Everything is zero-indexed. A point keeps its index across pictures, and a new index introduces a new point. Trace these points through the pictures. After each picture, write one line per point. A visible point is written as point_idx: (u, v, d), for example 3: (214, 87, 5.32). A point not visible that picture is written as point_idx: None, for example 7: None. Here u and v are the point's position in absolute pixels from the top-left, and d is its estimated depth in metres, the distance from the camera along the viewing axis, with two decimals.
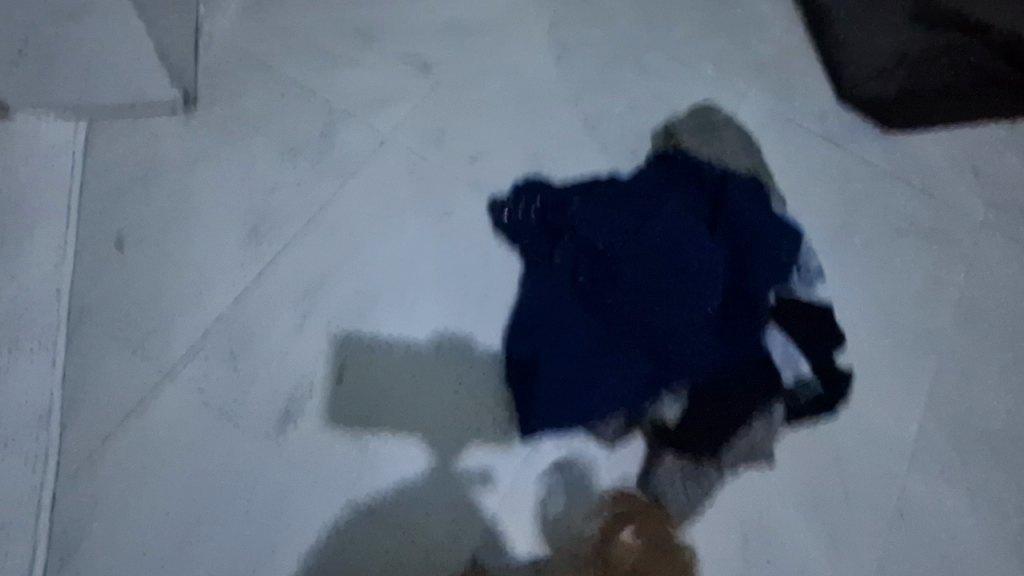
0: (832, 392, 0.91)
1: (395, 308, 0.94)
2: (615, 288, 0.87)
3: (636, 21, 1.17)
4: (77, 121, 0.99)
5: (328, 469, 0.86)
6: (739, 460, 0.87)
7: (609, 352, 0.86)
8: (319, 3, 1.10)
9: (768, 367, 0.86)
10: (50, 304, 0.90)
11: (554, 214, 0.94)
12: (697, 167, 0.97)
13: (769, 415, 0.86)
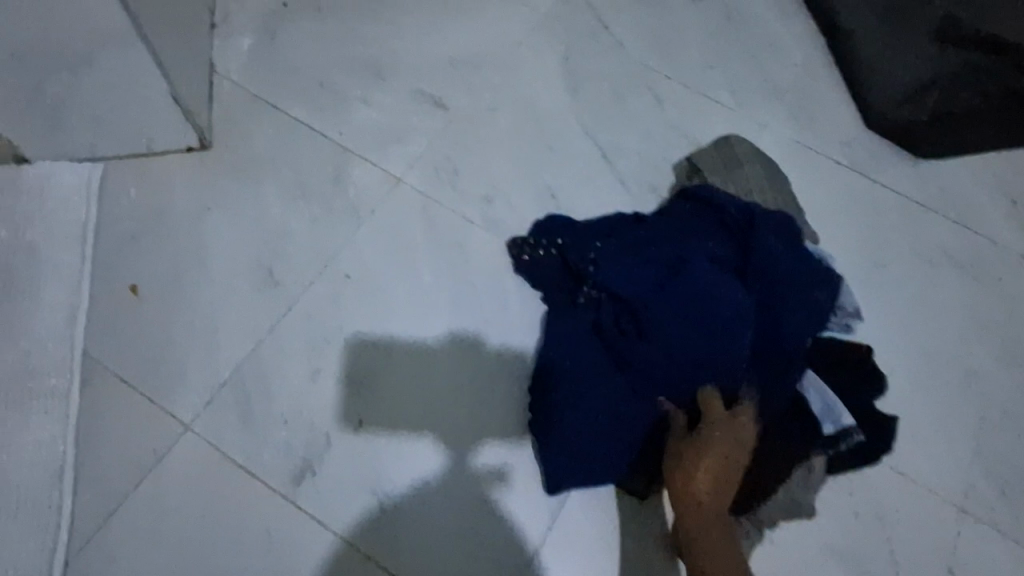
0: (877, 441, 0.86)
1: (407, 309, 0.93)
2: (641, 335, 0.82)
3: (653, 50, 1.14)
4: (90, 168, 0.96)
5: (346, 526, 0.83)
6: (778, 515, 0.83)
7: (631, 407, 0.81)
8: (329, 43, 1.09)
9: (808, 421, 0.81)
10: (63, 360, 0.87)
11: (575, 258, 0.90)
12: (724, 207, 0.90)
13: (809, 470, 0.82)
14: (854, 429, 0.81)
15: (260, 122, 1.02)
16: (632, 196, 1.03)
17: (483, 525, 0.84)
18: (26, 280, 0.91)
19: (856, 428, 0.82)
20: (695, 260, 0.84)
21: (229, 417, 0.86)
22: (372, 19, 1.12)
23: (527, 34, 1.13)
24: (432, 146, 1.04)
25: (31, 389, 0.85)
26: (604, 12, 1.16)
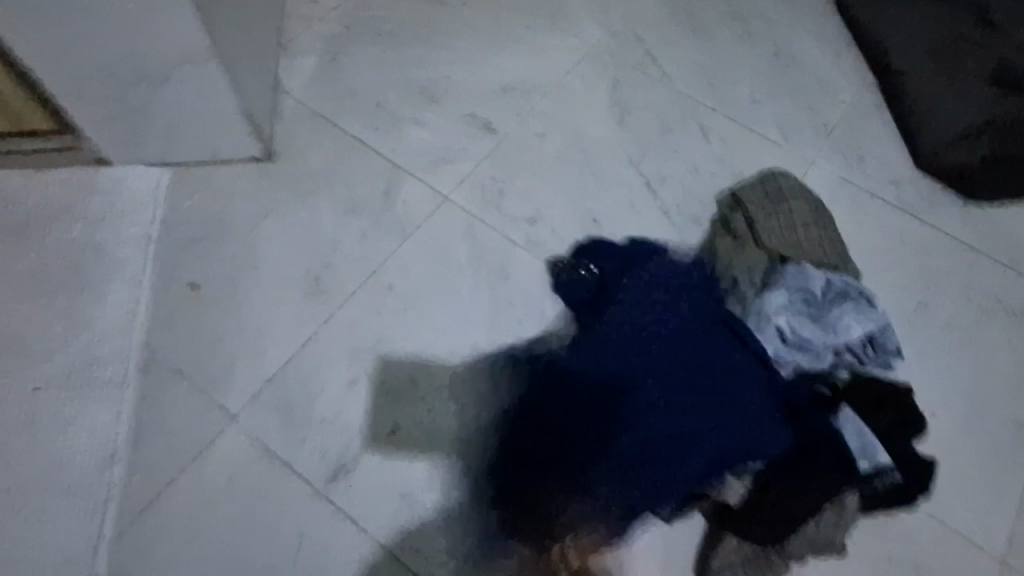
0: (916, 485, 0.83)
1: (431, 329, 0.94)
2: (652, 370, 0.83)
3: (701, 85, 1.16)
4: (161, 174, 1.00)
5: (380, 532, 0.83)
6: (807, 552, 0.81)
7: (637, 441, 0.81)
8: (388, 67, 1.15)
9: (844, 458, 0.79)
10: (122, 351, 0.89)
11: (602, 291, 0.92)
12: (763, 245, 0.92)
13: (841, 505, 0.80)
14: (890, 468, 0.81)
15: (319, 137, 1.07)
16: (674, 226, 1.04)
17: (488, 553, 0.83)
18: (94, 271, 0.93)
19: (893, 467, 0.81)
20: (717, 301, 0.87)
21: (269, 421, 0.86)
22: (428, 46, 1.17)
23: (577, 66, 1.17)
24: (479, 168, 1.07)
25: (89, 380, 0.87)
26: (653, 48, 1.20)
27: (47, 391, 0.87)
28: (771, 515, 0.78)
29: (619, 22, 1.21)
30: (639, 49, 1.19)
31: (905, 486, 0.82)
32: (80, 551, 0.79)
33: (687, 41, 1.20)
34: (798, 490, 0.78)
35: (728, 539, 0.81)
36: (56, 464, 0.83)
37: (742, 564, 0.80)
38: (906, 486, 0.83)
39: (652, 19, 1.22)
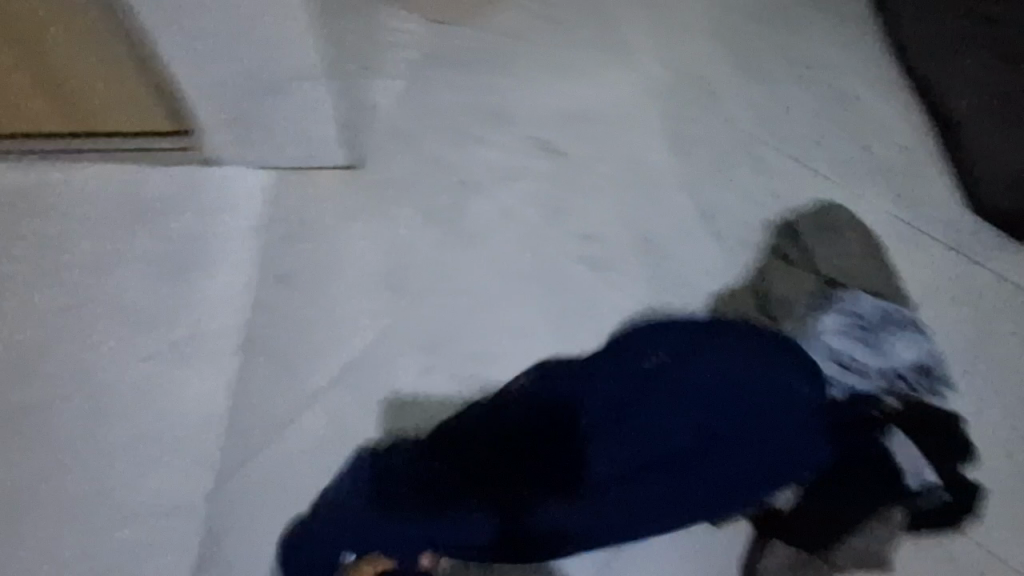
0: (961, 501, 0.88)
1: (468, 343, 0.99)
2: (673, 403, 0.81)
3: (759, 122, 1.22)
4: (261, 173, 1.09)
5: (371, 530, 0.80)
6: (854, 561, 0.84)
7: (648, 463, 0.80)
8: (462, 87, 1.22)
9: (890, 473, 0.84)
10: (226, 330, 0.98)
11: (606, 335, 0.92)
12: (809, 276, 0.98)
13: (889, 519, 0.84)
14: (936, 486, 0.85)
15: (397, 150, 1.14)
16: (728, 252, 1.09)
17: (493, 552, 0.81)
18: (201, 258, 1.03)
19: (939, 485, 0.85)
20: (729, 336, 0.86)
21: (347, 403, 0.95)
22: (502, 71, 1.24)
23: (641, 97, 1.23)
24: (544, 187, 1.12)
25: (193, 354, 0.97)
26: (714, 84, 1.26)
27: (154, 364, 0.96)
28: (818, 519, 0.83)
29: (683, 59, 1.28)
30: (701, 86, 1.25)
31: (952, 501, 0.87)
32: (185, 507, 0.89)
33: (748, 80, 1.26)
34: (843, 499, 0.83)
35: (775, 542, 0.85)
36: (161, 426, 0.93)
37: (787, 568, 0.84)
38: (953, 502, 0.88)
39: (715, 58, 1.28)
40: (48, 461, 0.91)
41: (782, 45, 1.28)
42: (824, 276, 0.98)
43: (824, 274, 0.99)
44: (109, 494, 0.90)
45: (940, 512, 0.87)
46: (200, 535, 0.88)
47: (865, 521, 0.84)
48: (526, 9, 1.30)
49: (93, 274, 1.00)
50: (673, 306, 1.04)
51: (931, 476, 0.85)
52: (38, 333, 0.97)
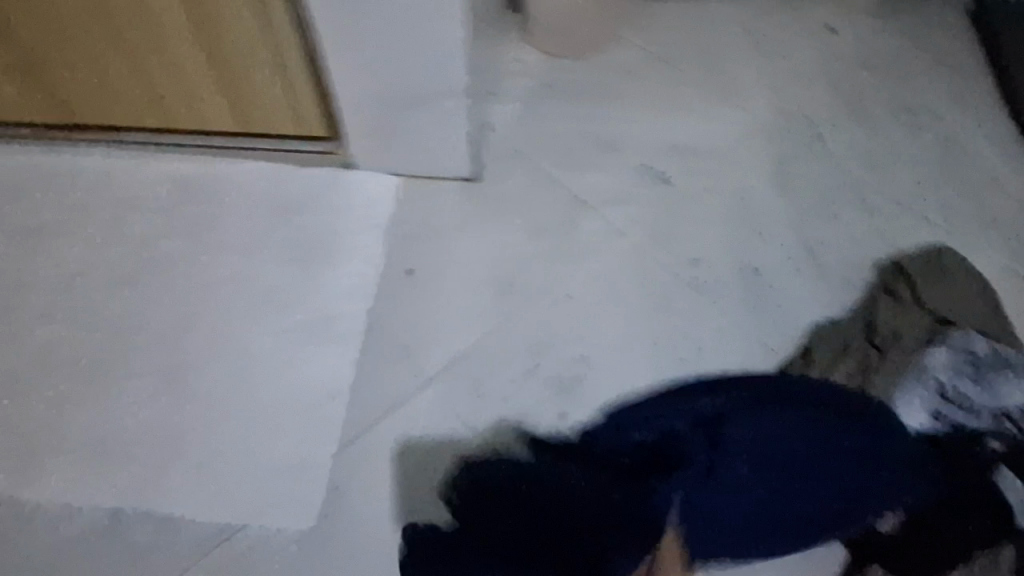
0: None
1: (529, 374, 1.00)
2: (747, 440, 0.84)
3: (865, 167, 1.25)
4: (392, 178, 1.16)
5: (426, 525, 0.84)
6: None
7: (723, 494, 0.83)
8: (576, 117, 1.30)
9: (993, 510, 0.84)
10: (353, 314, 1.03)
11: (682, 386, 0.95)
12: (917, 314, 1.00)
13: (994, 556, 0.82)
14: None
15: (516, 167, 1.22)
16: (831, 286, 1.10)
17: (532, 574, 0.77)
18: (339, 246, 1.08)
19: None
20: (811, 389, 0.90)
21: (462, 388, 0.98)
22: (615, 104, 1.32)
23: (748, 137, 1.28)
24: (652, 211, 1.18)
25: (324, 330, 1.01)
26: (819, 129, 1.30)
27: (288, 336, 1.00)
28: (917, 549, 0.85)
29: (789, 104, 1.33)
30: (808, 129, 1.30)
31: None
32: (302, 474, 0.90)
33: (852, 128, 1.30)
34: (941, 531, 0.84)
35: (872, 567, 0.88)
36: (287, 397, 0.95)
37: None
38: None
39: (821, 106, 1.33)
40: (182, 416, 0.93)
41: (887, 98, 1.33)
42: (936, 314, 0.99)
43: (933, 310, 1.00)
44: (236, 455, 0.91)
45: None
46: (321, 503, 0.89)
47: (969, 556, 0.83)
48: (640, 51, 1.40)
49: (240, 251, 1.06)
50: (776, 333, 1.06)
51: None
52: (183, 300, 1.02)
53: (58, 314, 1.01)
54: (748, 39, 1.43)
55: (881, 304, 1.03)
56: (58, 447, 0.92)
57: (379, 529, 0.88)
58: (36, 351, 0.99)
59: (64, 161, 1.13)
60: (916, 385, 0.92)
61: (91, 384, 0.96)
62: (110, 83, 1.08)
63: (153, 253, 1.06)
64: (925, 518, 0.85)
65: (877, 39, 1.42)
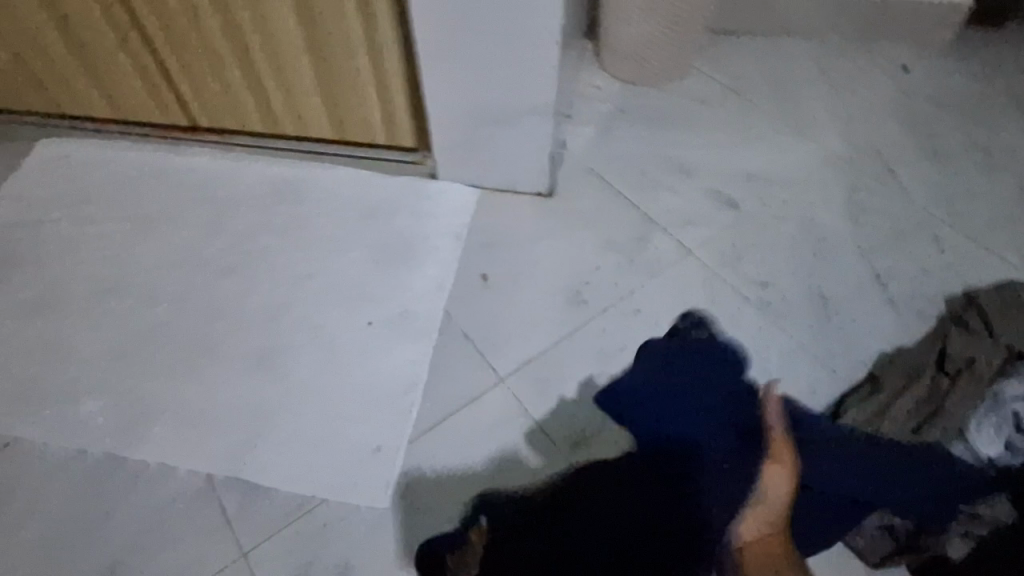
0: None
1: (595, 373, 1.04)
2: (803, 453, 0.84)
3: (937, 203, 1.25)
4: (471, 189, 1.24)
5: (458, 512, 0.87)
6: None
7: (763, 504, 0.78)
8: (650, 141, 1.35)
9: None
10: (431, 311, 1.09)
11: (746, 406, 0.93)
12: (990, 347, 0.96)
13: None
14: None
15: (590, 185, 1.27)
16: (900, 317, 1.11)
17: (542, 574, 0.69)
18: (422, 247, 1.16)
19: None
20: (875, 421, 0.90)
21: (532, 388, 1.02)
22: (688, 131, 1.37)
23: (819, 167, 1.31)
24: (721, 234, 1.21)
25: (404, 326, 1.07)
26: (891, 163, 1.31)
27: (373, 329, 1.07)
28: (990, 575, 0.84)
29: (861, 138, 1.35)
30: (880, 163, 1.31)
31: None
32: (380, 452, 0.96)
33: (927, 163, 1.31)
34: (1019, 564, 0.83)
35: None
36: (367, 383, 1.01)
37: None
38: None
39: (894, 141, 1.35)
40: (273, 395, 1.00)
41: (960, 139, 1.35)
42: (1011, 349, 0.95)
43: (1007, 343, 0.96)
44: (319, 436, 0.96)
45: None
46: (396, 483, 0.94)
47: None
48: (712, 84, 1.45)
49: (331, 250, 1.14)
50: (843, 358, 1.06)
51: None
52: (279, 289, 1.10)
53: (163, 296, 1.09)
54: (818, 77, 1.47)
55: (953, 336, 1.00)
56: (157, 415, 0.98)
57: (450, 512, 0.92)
58: (142, 325, 1.06)
59: (176, 157, 1.24)
60: (986, 413, 0.90)
61: (191, 359, 1.03)
62: (226, 102, 1.16)
63: (253, 245, 1.14)
64: (996, 550, 0.85)
65: (948, 84, 1.44)
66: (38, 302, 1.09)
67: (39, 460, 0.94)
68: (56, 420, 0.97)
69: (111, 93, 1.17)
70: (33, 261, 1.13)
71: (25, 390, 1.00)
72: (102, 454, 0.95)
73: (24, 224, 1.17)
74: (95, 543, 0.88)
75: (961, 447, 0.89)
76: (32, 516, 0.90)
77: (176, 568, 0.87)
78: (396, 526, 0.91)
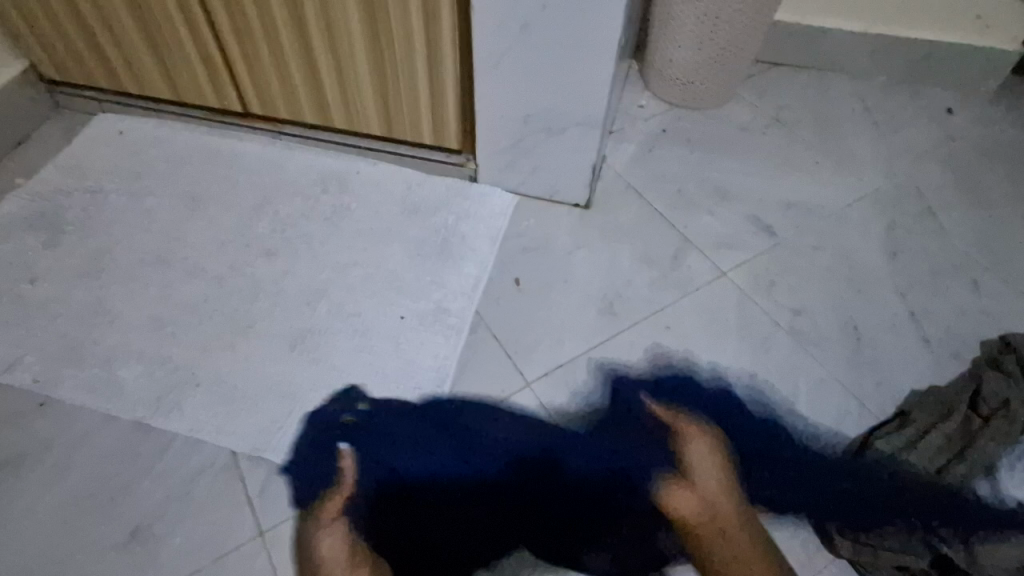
0: None
1: (621, 383, 1.04)
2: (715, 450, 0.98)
3: (976, 246, 1.24)
4: (510, 196, 1.26)
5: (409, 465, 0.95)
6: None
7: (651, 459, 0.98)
8: (691, 163, 1.36)
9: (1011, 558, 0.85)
10: (464, 309, 1.10)
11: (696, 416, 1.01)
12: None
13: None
14: None
15: (627, 201, 1.28)
16: (933, 357, 1.09)
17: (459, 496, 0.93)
18: (460, 247, 1.18)
19: None
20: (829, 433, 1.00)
21: (559, 393, 1.02)
22: (729, 156, 1.37)
23: (859, 201, 1.30)
24: (756, 259, 1.21)
25: (436, 321, 1.08)
26: (932, 203, 1.31)
27: (405, 323, 1.08)
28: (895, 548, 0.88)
29: (903, 177, 1.35)
30: (920, 203, 1.30)
31: None
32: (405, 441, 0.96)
33: (968, 207, 1.30)
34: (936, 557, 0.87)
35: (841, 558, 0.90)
36: (396, 374, 1.03)
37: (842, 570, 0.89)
38: None
39: (936, 182, 1.34)
40: (305, 377, 1.01)
41: (1002, 186, 1.34)
42: None
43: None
44: (350, 419, 0.98)
45: None
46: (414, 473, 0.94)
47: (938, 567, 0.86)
48: (756, 112, 1.46)
49: (373, 242, 1.17)
50: (874, 392, 1.05)
51: None
52: (318, 274, 1.13)
53: (205, 273, 1.12)
54: (862, 114, 1.47)
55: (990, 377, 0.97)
56: (190, 386, 0.99)
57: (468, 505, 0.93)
58: (183, 298, 1.09)
59: (232, 142, 1.30)
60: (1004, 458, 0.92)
61: (229, 336, 1.05)
62: (282, 96, 1.20)
63: (297, 230, 1.18)
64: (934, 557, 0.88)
65: (992, 131, 1.44)
66: (86, 267, 1.12)
67: (74, 420, 0.96)
68: (94, 383, 0.99)
69: (172, 76, 1.21)
70: (84, 227, 1.17)
71: (67, 350, 1.02)
72: (132, 422, 0.96)
73: (79, 191, 1.21)
74: (118, 507, 0.89)
75: (984, 484, 0.92)
76: (62, 473, 0.92)
77: (194, 538, 0.87)
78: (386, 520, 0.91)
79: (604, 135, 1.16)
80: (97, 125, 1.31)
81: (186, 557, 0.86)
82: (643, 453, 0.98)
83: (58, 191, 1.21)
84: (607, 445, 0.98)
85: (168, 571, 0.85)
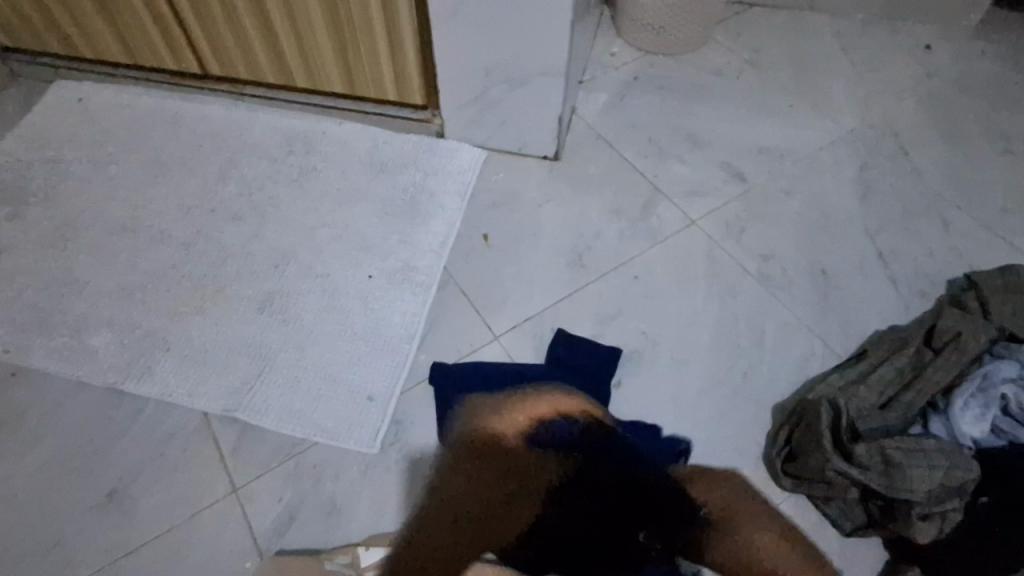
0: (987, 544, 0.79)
1: (589, 333, 1.05)
2: (670, 385, 1.00)
3: (949, 184, 1.24)
4: (479, 151, 1.24)
5: (378, 406, 0.97)
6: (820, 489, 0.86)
7: (598, 382, 0.99)
8: (663, 111, 1.34)
9: (922, 459, 0.81)
10: (433, 265, 1.10)
11: (656, 359, 1.03)
12: (971, 326, 0.93)
13: (870, 471, 0.82)
14: (946, 495, 0.80)
15: (598, 151, 1.27)
16: (900, 297, 1.10)
17: (404, 417, 0.97)
18: (429, 204, 1.17)
19: (946, 497, 0.80)
20: (791, 375, 1.01)
21: (527, 344, 1.03)
22: (702, 102, 1.35)
23: (831, 143, 1.29)
24: (726, 206, 1.20)
25: (405, 279, 1.09)
26: (907, 144, 1.29)
27: (374, 281, 1.09)
28: (812, 438, 0.86)
29: (878, 117, 1.33)
30: (894, 143, 1.29)
31: (942, 499, 0.80)
32: (376, 388, 0.98)
33: (942, 144, 1.29)
34: (846, 447, 0.84)
35: (782, 460, 0.90)
36: (367, 332, 1.04)
37: (782, 463, 0.90)
38: (939, 497, 0.80)
39: (911, 121, 1.32)
40: (275, 337, 1.03)
41: (979, 121, 1.32)
42: (995, 330, 0.93)
43: (1001, 326, 0.94)
44: (320, 377, 0.99)
45: (928, 505, 0.80)
46: (377, 407, 0.97)
47: (850, 453, 0.83)
48: (730, 55, 1.43)
49: (340, 202, 1.17)
50: (840, 332, 1.06)
51: (949, 481, 0.81)
52: (285, 237, 1.13)
53: (172, 241, 1.12)
54: (839, 53, 1.44)
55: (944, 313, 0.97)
56: (161, 352, 1.01)
57: (411, 430, 0.95)
58: (151, 265, 1.09)
59: (193, 105, 1.28)
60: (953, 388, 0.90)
61: (199, 300, 1.06)
62: (240, 54, 1.17)
63: (263, 193, 1.17)
64: (844, 444, 0.84)
65: (972, 66, 1.41)
66: (51, 238, 1.12)
67: (47, 387, 0.98)
68: (66, 351, 1.00)
69: (126, 38, 1.19)
70: (47, 198, 1.16)
71: (36, 320, 1.03)
72: (104, 387, 0.98)
73: (41, 161, 1.20)
74: (95, 471, 0.92)
75: (938, 422, 0.89)
76: (38, 439, 0.94)
77: (169, 498, 0.90)
78: (395, 484, 0.91)
79: (568, 84, 1.14)
80: (56, 92, 1.29)
81: (164, 515, 0.89)
82: (585, 380, 0.99)
83: (18, 161, 1.20)
84: (555, 371, 0.99)
85: (144, 528, 0.88)
